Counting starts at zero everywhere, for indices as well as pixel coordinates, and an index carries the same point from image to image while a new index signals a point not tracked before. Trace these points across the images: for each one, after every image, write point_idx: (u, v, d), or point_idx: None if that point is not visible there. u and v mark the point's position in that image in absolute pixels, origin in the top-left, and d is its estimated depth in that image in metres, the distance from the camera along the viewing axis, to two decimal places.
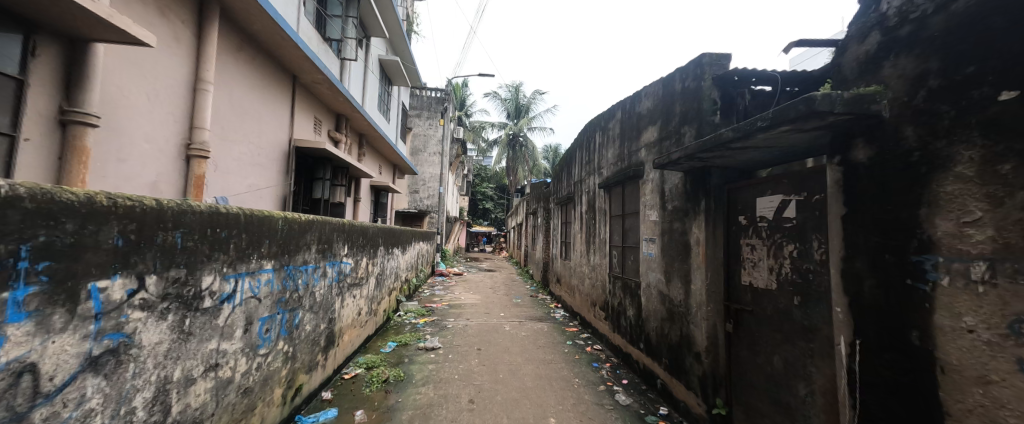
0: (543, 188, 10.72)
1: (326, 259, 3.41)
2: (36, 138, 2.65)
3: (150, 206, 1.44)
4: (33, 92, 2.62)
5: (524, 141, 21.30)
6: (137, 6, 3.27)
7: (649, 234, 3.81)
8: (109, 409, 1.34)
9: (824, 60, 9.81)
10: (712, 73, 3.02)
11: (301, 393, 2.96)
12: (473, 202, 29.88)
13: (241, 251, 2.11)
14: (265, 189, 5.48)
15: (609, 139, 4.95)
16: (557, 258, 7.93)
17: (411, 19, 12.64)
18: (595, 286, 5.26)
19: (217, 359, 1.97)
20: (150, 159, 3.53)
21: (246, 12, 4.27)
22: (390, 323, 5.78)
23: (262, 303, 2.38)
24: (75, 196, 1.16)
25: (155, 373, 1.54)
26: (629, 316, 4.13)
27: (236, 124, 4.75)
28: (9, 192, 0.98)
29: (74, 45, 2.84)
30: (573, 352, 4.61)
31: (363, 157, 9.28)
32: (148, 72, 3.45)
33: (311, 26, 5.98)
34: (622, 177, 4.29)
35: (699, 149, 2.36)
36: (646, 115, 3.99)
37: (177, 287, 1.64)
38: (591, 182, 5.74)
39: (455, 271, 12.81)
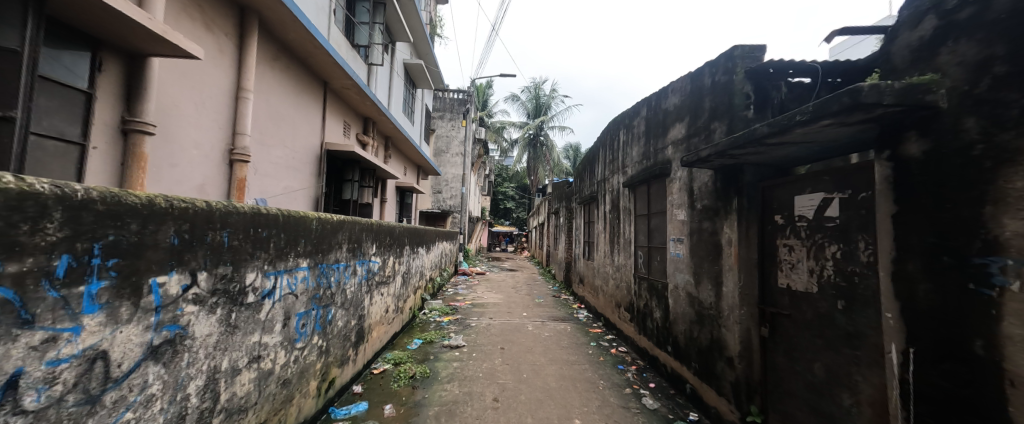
0: (565, 187, 10.63)
1: (356, 258, 3.54)
2: (103, 146, 2.91)
3: (201, 208, 1.55)
4: (99, 104, 2.87)
5: (545, 140, 21.19)
6: (185, 21, 3.51)
7: (677, 233, 3.71)
8: (167, 395, 1.46)
9: (869, 49, 9.18)
10: (744, 66, 2.94)
11: (334, 387, 3.09)
12: (495, 202, 29.98)
13: (280, 249, 2.23)
14: (299, 191, 5.75)
15: (633, 137, 4.84)
16: (580, 257, 7.86)
17: (434, 23, 12.86)
18: (620, 286, 5.16)
19: (259, 351, 2.09)
20: (197, 164, 3.78)
21: (282, 22, 4.49)
22: (415, 320, 5.91)
23: (298, 299, 2.51)
24: (138, 199, 1.27)
25: (205, 362, 1.66)
26: (656, 318, 4.02)
27: (273, 130, 5.01)
28: (83, 195, 1.08)
29: (133, 59, 3.09)
30: (598, 354, 4.55)
31: (389, 159, 9.54)
32: (197, 83, 3.71)
33: (340, 33, 6.21)
34: (648, 175, 4.20)
35: (730, 146, 2.27)
36: (673, 111, 3.87)
37: (224, 283, 1.75)
38: (614, 181, 5.64)
39: (478, 271, 12.92)
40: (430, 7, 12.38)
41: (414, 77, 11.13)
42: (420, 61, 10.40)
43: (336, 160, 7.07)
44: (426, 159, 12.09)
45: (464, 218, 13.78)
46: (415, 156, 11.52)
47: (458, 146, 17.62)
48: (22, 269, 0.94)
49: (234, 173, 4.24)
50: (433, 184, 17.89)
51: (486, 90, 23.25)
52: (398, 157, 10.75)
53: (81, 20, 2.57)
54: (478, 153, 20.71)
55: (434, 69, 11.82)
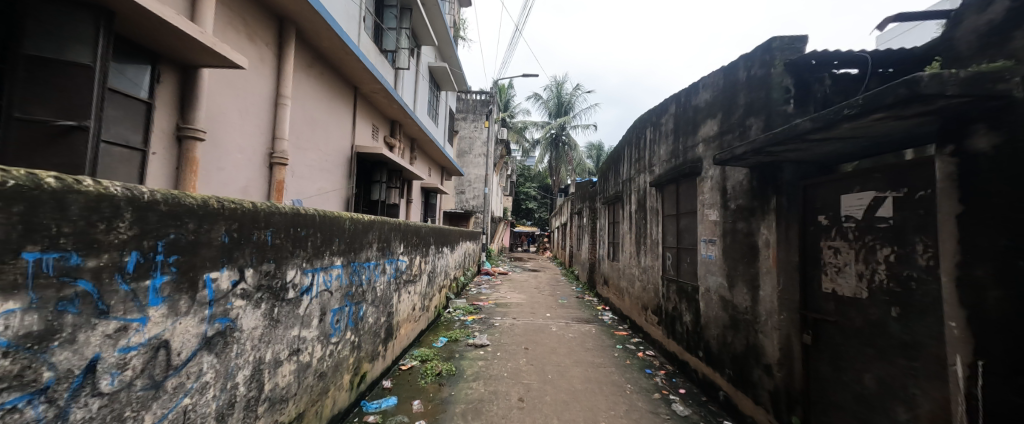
0: (589, 187, 10.50)
1: (385, 257, 3.65)
2: (160, 152, 3.15)
3: (247, 208, 1.66)
4: (158, 112, 3.11)
5: (567, 140, 21.04)
6: (231, 33, 3.74)
7: (708, 234, 3.57)
8: (219, 383, 1.57)
9: (917, 37, 8.52)
10: (784, 58, 2.82)
11: (365, 381, 3.19)
12: (518, 202, 30.04)
13: (317, 248, 2.34)
14: (331, 192, 5.99)
15: (661, 135, 4.71)
16: (604, 258, 7.73)
17: (457, 26, 13.04)
18: (647, 288, 5.03)
19: (299, 345, 2.20)
20: (242, 167, 4.02)
21: (318, 31, 4.70)
22: (440, 319, 6.01)
23: (333, 296, 2.62)
24: (195, 200, 1.37)
25: (252, 354, 1.77)
26: (686, 321, 3.89)
27: (309, 134, 5.25)
28: (149, 196, 1.16)
29: (187, 71, 3.32)
30: (625, 357, 4.45)
31: (414, 161, 9.76)
32: (242, 91, 3.95)
33: (369, 40, 6.42)
34: (677, 174, 4.08)
35: (769, 142, 2.17)
36: (704, 108, 3.73)
37: (267, 279, 1.86)
38: (640, 181, 5.51)
39: (500, 271, 12.99)
40: (453, 10, 12.55)
41: (438, 80, 11.32)
42: (444, 64, 10.58)
43: (366, 162, 7.32)
44: (451, 160, 12.28)
45: (487, 218, 13.82)
46: (440, 157, 11.72)
47: (481, 146, 17.77)
48: (100, 264, 1.02)
49: (273, 176, 4.48)
50: (457, 185, 18.16)
51: (508, 91, 23.32)
52: (423, 158, 10.97)
53: (142, 36, 2.79)
54: (501, 154, 20.84)
55: (458, 71, 11.98)
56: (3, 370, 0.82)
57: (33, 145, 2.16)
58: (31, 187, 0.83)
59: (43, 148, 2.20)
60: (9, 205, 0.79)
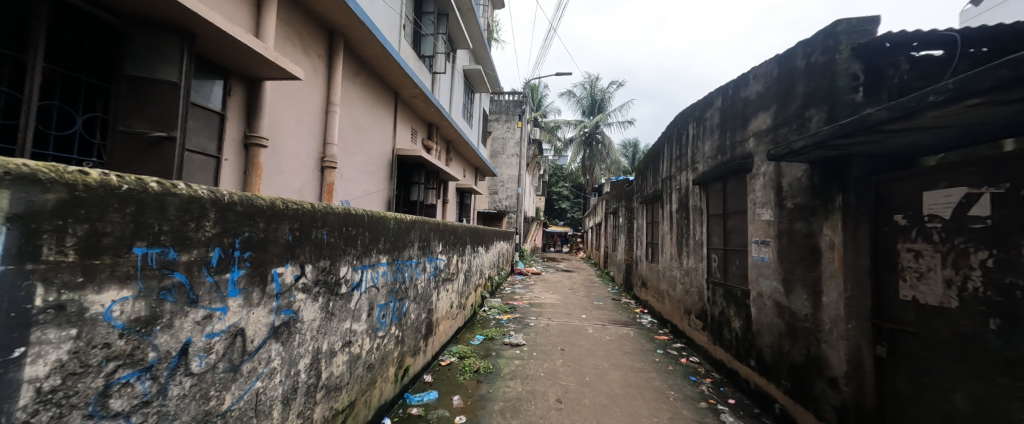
0: (625, 186, 10.23)
1: (426, 256, 3.78)
2: (231, 158, 3.48)
3: (306, 209, 1.78)
4: (228, 122, 3.43)
5: (601, 138, 20.66)
6: (288, 47, 4.04)
7: (760, 236, 3.34)
8: (284, 368, 1.71)
9: (995, 17, 7.60)
10: (850, 43, 2.58)
11: (407, 374, 3.32)
12: (552, 202, 29.85)
13: (365, 246, 2.47)
14: (375, 193, 6.30)
15: (705, 131, 4.46)
16: (642, 260, 7.48)
17: (490, 29, 13.19)
18: (689, 292, 4.80)
19: (350, 337, 2.33)
20: (298, 171, 4.34)
21: (364, 41, 4.96)
22: (475, 317, 6.09)
23: (380, 291, 2.75)
24: (265, 201, 1.49)
25: (311, 343, 1.91)
26: (734, 328, 3.67)
27: (355, 138, 5.56)
28: (229, 198, 1.29)
29: (252, 83, 3.63)
30: (666, 362, 4.25)
31: (450, 162, 9.99)
32: (298, 100, 4.25)
33: (408, 46, 6.66)
34: (724, 172, 3.84)
35: (834, 134, 1.99)
36: (756, 100, 3.48)
37: (324, 274, 2.00)
38: (681, 179, 5.27)
39: (534, 271, 12.96)
40: (487, 13, 12.69)
41: (472, 82, 11.50)
42: (479, 67, 10.73)
43: (405, 164, 7.60)
44: (484, 161, 12.43)
45: (519, 218, 13.83)
46: (475, 158, 11.89)
47: (515, 147, 17.84)
48: (191, 258, 1.14)
49: (325, 178, 4.79)
50: (491, 185, 18.33)
51: (540, 90, 23.23)
52: (459, 159, 11.20)
53: (215, 54, 3.09)
54: (533, 153, 20.80)
55: (492, 73, 12.07)
56: (119, 349, 0.93)
57: (132, 154, 2.48)
58: (137, 189, 0.94)
59: (140, 157, 2.50)
60: (123, 205, 0.90)
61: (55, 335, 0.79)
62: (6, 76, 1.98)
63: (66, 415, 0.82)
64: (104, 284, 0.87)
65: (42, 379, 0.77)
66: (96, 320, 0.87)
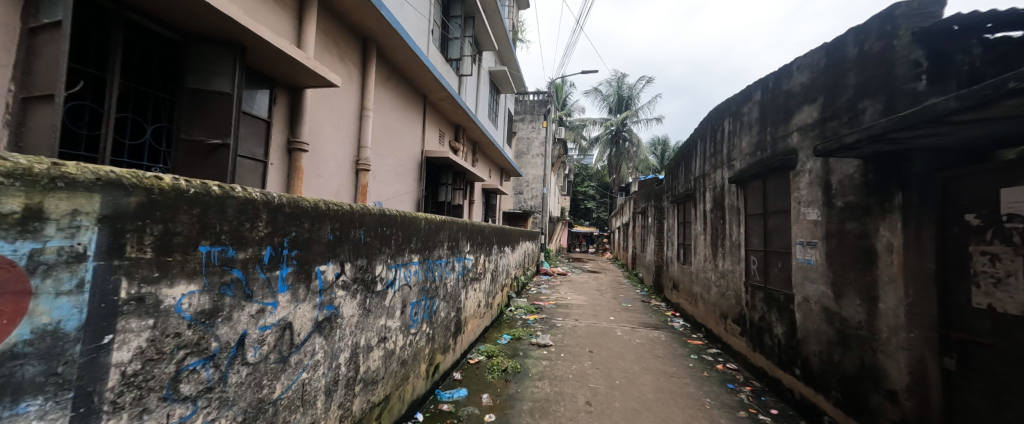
0: (654, 186, 9.95)
1: (454, 255, 3.84)
2: (276, 162, 3.70)
3: (345, 210, 1.87)
4: (274, 128, 3.65)
5: (629, 136, 20.20)
6: (327, 56, 4.23)
7: (805, 237, 3.14)
8: (327, 361, 1.80)
9: None
10: (911, 27, 2.40)
11: (438, 371, 3.39)
12: (579, 202, 29.50)
13: (398, 246, 2.55)
14: (405, 194, 6.49)
15: (742, 126, 4.25)
16: (673, 261, 7.24)
17: (515, 29, 13.21)
18: (725, 295, 4.59)
19: (385, 333, 2.42)
20: (335, 173, 4.54)
21: (395, 46, 5.12)
22: (502, 317, 6.12)
23: (412, 290, 2.83)
24: (308, 203, 1.57)
25: (350, 338, 2.00)
26: (775, 334, 3.47)
27: (388, 141, 5.75)
28: (278, 200, 1.37)
29: (295, 91, 3.84)
30: (701, 368, 4.08)
31: (477, 163, 10.11)
32: (334, 105, 4.44)
33: (436, 50, 6.79)
34: (765, 169, 3.64)
35: (892, 127, 1.84)
36: (800, 93, 3.27)
37: (361, 272, 2.08)
38: (716, 177, 5.04)
39: (559, 271, 12.87)
40: (512, 14, 12.70)
41: (498, 83, 11.57)
42: (504, 68, 10.79)
43: (433, 165, 7.77)
44: (510, 161, 12.48)
45: (545, 218, 13.77)
46: (501, 158, 11.96)
47: (540, 147, 17.78)
48: (247, 256, 1.23)
49: (360, 180, 4.98)
50: (516, 185, 18.38)
51: (565, 89, 23.02)
52: (485, 160, 11.31)
53: (262, 65, 3.30)
54: (559, 153, 20.64)
55: (517, 74, 12.11)
56: (188, 339, 1.02)
57: (193, 159, 2.70)
58: (203, 192, 1.02)
59: (200, 162, 2.72)
60: (190, 207, 0.99)
61: (137, 324, 0.87)
62: (90, 91, 2.21)
63: (145, 397, 0.91)
64: (175, 279, 0.96)
65: (126, 364, 0.86)
66: (168, 312, 0.95)
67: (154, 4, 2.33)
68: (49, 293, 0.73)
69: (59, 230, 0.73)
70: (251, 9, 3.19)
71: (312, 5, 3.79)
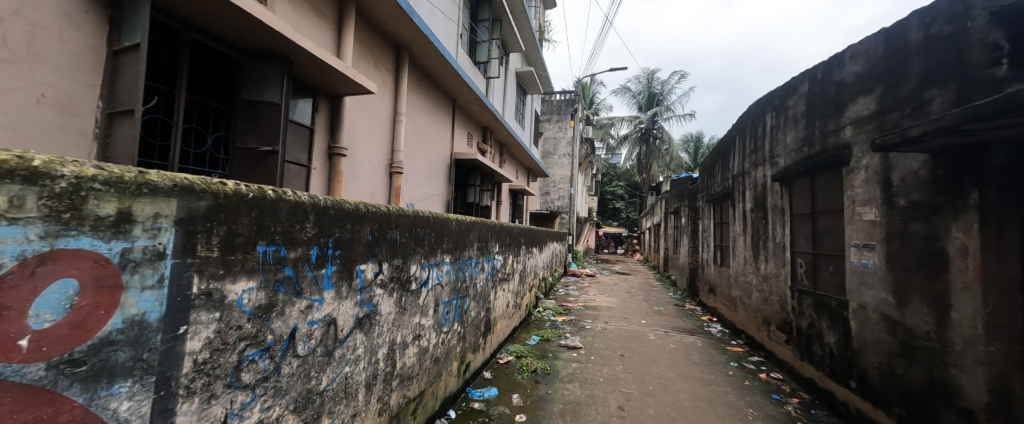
0: (687, 185, 9.59)
1: (484, 256, 3.89)
2: (318, 167, 3.90)
3: (383, 212, 1.94)
4: (316, 135, 3.85)
5: (659, 133, 19.60)
6: (363, 64, 4.42)
7: (860, 238, 2.93)
8: (367, 356, 1.88)
9: None
10: (989, 6, 2.19)
11: (469, 369, 3.45)
12: (608, 202, 28.95)
13: (431, 246, 2.62)
14: (435, 195, 6.65)
15: (787, 121, 4.02)
16: (709, 263, 6.95)
17: (541, 29, 13.16)
18: (768, 300, 4.35)
19: (419, 331, 2.49)
20: (370, 177, 4.73)
21: (426, 52, 5.25)
22: (530, 318, 6.12)
23: (444, 289, 2.90)
24: (350, 205, 1.65)
25: (387, 335, 2.08)
26: (825, 342, 3.25)
27: (419, 145, 5.90)
28: (323, 202, 1.45)
29: (334, 99, 4.03)
30: (742, 377, 3.89)
31: (504, 164, 10.17)
32: (370, 111, 4.63)
33: (465, 54, 6.90)
34: (813, 166, 3.42)
35: (965, 118, 1.69)
36: (854, 83, 3.05)
37: (398, 271, 2.16)
38: (756, 175, 4.79)
39: (587, 272, 12.68)
40: (539, 15, 12.67)
41: (524, 84, 11.57)
42: (531, 68, 10.78)
43: (462, 167, 7.90)
44: (537, 161, 12.43)
45: (572, 219, 13.59)
46: (528, 159, 11.96)
47: (567, 146, 17.61)
48: (297, 255, 1.32)
49: (393, 183, 5.16)
50: (543, 186, 18.31)
51: (593, 88, 22.66)
52: (512, 161, 11.34)
53: (306, 75, 3.50)
54: (587, 153, 20.34)
55: (544, 74, 12.06)
56: (248, 331, 1.11)
57: (247, 165, 2.91)
58: (260, 196, 1.11)
59: (252, 168, 2.92)
60: (249, 210, 1.07)
61: (206, 316, 0.96)
62: (162, 106, 2.44)
63: (213, 383, 1.00)
64: (237, 275, 1.05)
65: (197, 352, 0.95)
66: (230, 305, 1.04)
67: (214, 23, 2.53)
68: (137, 287, 0.81)
69: (144, 230, 0.81)
70: (296, 23, 3.39)
71: (350, 16, 3.96)
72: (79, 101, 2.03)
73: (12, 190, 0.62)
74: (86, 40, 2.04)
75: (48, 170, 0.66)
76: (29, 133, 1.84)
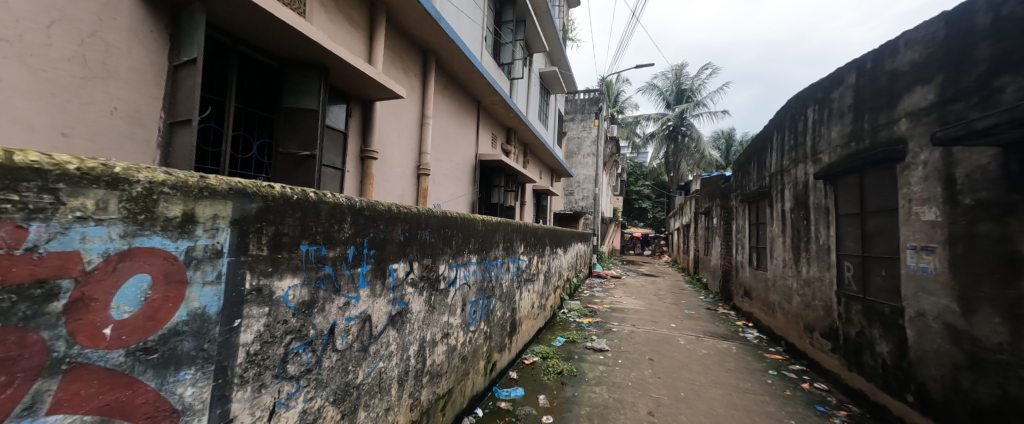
0: (719, 184, 9.23)
1: (509, 256, 3.92)
2: (352, 170, 4.06)
3: (413, 212, 2.00)
4: (350, 139, 4.01)
5: (688, 131, 18.98)
6: (393, 69, 4.56)
7: (918, 241, 2.72)
8: (399, 352, 1.95)
9: None
10: None
11: (495, 369, 3.48)
12: (634, 202, 28.32)
13: (459, 247, 2.67)
14: (460, 197, 6.75)
15: (831, 115, 3.79)
16: (744, 265, 6.65)
17: (564, 28, 13.07)
18: (810, 305, 4.12)
19: (448, 330, 2.54)
20: (399, 179, 4.87)
21: (453, 56, 5.35)
22: (555, 319, 6.09)
23: (471, 289, 2.94)
24: (384, 206, 1.71)
25: (417, 332, 2.13)
26: (876, 351, 3.04)
27: (446, 147, 6.02)
28: (359, 204, 1.51)
29: (366, 104, 4.19)
30: (782, 386, 3.70)
31: (528, 165, 10.17)
32: (399, 115, 4.76)
33: (489, 56, 6.98)
34: (861, 162, 3.21)
35: None
36: (910, 73, 2.84)
37: (427, 271, 2.21)
38: (797, 173, 4.54)
39: (613, 274, 12.46)
40: (562, 14, 12.58)
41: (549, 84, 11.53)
42: (555, 68, 10.74)
43: (487, 168, 7.96)
44: (561, 161, 12.34)
45: (597, 220, 13.37)
46: (553, 159, 11.91)
47: (591, 146, 17.39)
48: (335, 254, 1.38)
49: (421, 185, 5.29)
50: (567, 186, 18.16)
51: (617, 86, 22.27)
52: (536, 161, 11.32)
53: (342, 82, 3.65)
54: (612, 152, 19.97)
55: (567, 73, 11.98)
56: (293, 325, 1.18)
57: (287, 169, 3.07)
58: (303, 198, 1.18)
59: (292, 171, 3.08)
60: (294, 211, 1.14)
61: (257, 310, 1.04)
62: (214, 115, 2.62)
63: (263, 373, 1.08)
64: (283, 273, 1.12)
65: (250, 344, 1.02)
66: (278, 301, 1.11)
67: (259, 36, 2.69)
68: (199, 282, 0.88)
69: (205, 231, 0.88)
70: (332, 33, 3.54)
71: (381, 24, 4.10)
72: (144, 112, 2.22)
73: (98, 195, 0.69)
74: (151, 57, 2.23)
75: (127, 176, 0.73)
76: (104, 143, 2.03)
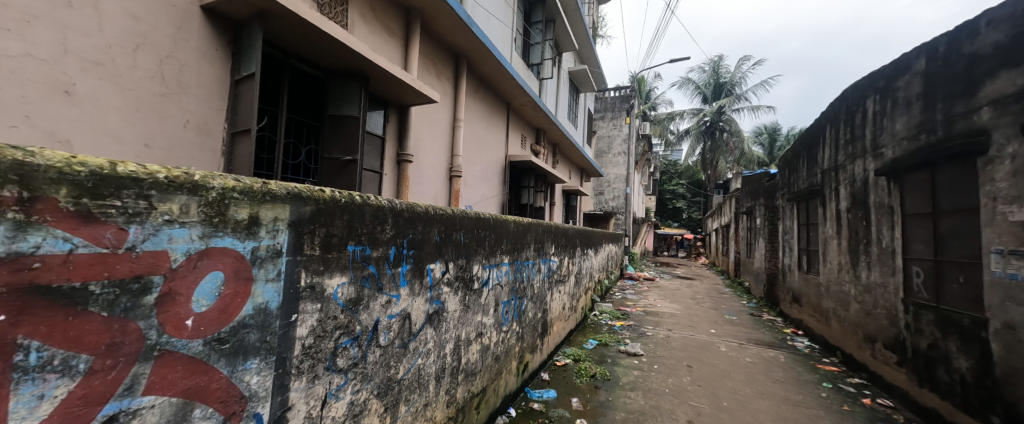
0: (763, 182, 8.73)
1: (541, 257, 3.92)
2: (389, 172, 4.22)
3: (448, 214, 2.05)
4: (388, 143, 4.17)
5: (726, 126, 18.09)
6: (427, 75, 4.69)
7: (1006, 244, 2.45)
8: (436, 350, 2.00)
9: None
10: None
11: (527, 370, 3.49)
12: (668, 202, 27.35)
13: (491, 248, 2.71)
14: (491, 198, 6.82)
15: (896, 106, 3.48)
16: (792, 268, 6.24)
17: (593, 26, 12.86)
18: (871, 313, 3.80)
19: (482, 329, 2.59)
20: (432, 181, 5.01)
21: (485, 59, 5.43)
22: (586, 321, 6.00)
23: (503, 289, 2.96)
24: (421, 208, 1.77)
25: (453, 331, 2.18)
26: (951, 366, 2.76)
27: (477, 149, 6.11)
28: (399, 206, 1.57)
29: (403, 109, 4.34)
30: (839, 400, 3.44)
31: (557, 165, 10.11)
32: (433, 119, 4.90)
33: (519, 57, 7.01)
34: (933, 156, 2.94)
35: None
36: (996, 55, 2.57)
37: (462, 271, 2.26)
38: (854, 168, 4.20)
39: (646, 276, 12.10)
40: (592, 12, 12.39)
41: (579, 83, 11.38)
42: (585, 66, 10.60)
43: (517, 169, 7.99)
44: (591, 161, 12.16)
45: (627, 221, 12.59)
46: (583, 159, 11.75)
47: (622, 145, 16.99)
48: (378, 254, 1.45)
49: (453, 186, 5.41)
50: (597, 186, 17.84)
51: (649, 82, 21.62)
52: (565, 161, 11.22)
53: (383, 90, 3.81)
54: (644, 151, 19.40)
55: (597, 71, 11.77)
56: (341, 321, 1.25)
57: (332, 173, 3.24)
58: (350, 201, 1.25)
59: (336, 175, 3.25)
60: (342, 213, 1.21)
61: (310, 307, 1.11)
62: (269, 125, 2.82)
63: (316, 365, 1.15)
64: (333, 271, 1.19)
65: (304, 338, 1.10)
66: (328, 298, 1.18)
67: (307, 50, 2.87)
68: (262, 279, 0.96)
69: (267, 232, 0.96)
70: (372, 43, 3.70)
71: (416, 31, 4.23)
72: (212, 123, 2.42)
73: (181, 200, 0.76)
74: (216, 73, 2.43)
75: (204, 182, 0.80)
76: (179, 153, 2.25)
